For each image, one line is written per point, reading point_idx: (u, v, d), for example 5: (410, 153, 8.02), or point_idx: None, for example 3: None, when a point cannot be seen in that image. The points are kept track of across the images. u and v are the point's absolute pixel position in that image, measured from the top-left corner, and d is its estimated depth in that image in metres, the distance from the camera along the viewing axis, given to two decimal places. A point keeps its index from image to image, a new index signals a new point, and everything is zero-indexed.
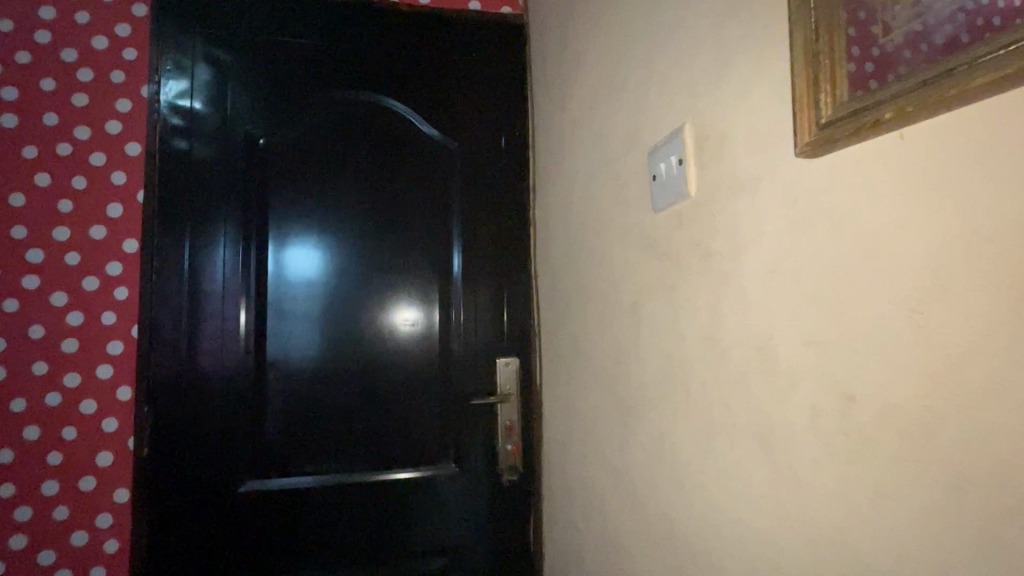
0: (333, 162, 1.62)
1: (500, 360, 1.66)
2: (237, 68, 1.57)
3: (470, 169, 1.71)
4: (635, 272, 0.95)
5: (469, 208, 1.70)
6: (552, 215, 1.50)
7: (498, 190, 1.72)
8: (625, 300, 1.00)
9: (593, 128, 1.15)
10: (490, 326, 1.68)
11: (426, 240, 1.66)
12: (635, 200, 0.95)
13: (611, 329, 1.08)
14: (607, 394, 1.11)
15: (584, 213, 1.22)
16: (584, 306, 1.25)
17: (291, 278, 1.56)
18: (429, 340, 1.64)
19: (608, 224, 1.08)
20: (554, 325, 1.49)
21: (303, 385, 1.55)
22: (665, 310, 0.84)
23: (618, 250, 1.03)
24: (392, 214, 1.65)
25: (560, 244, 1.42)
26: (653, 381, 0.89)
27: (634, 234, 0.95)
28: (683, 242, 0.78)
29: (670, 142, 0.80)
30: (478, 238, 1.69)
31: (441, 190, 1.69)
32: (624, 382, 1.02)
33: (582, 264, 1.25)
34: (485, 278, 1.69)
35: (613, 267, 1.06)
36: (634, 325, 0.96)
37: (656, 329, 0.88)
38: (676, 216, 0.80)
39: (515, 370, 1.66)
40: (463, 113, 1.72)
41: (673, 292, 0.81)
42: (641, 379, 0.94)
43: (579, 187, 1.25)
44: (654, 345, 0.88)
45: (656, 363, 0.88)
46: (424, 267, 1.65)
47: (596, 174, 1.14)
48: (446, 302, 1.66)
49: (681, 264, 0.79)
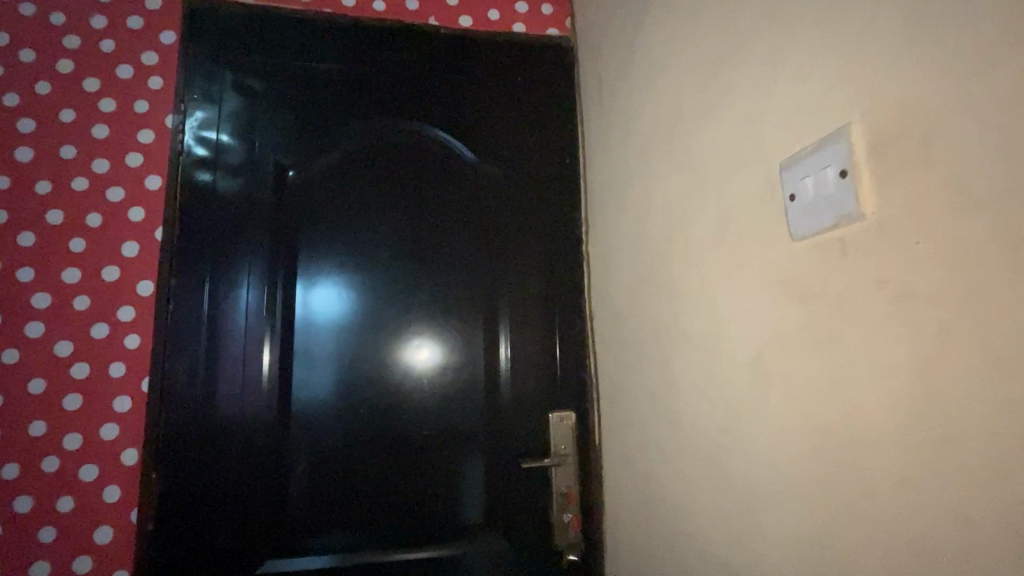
0: (367, 194, 1.48)
1: (553, 414, 1.45)
2: (267, 95, 1.46)
3: (516, 199, 1.55)
4: (759, 316, 0.76)
5: (515, 243, 1.53)
6: (613, 248, 1.32)
7: (547, 221, 1.55)
8: (740, 350, 0.80)
9: (680, 145, 0.98)
10: (541, 373, 1.48)
11: (468, 279, 1.49)
12: (755, 226, 0.76)
13: (716, 384, 0.88)
14: (709, 468, 0.89)
15: (668, 244, 1.04)
16: (667, 355, 1.05)
17: (320, 323, 1.40)
18: (472, 391, 1.44)
19: (708, 255, 0.89)
20: (619, 377, 1.29)
21: (331, 444, 1.35)
22: (818, 366, 0.64)
23: (726, 287, 0.84)
24: (429, 250, 1.48)
25: (627, 280, 1.24)
26: (795, 458, 0.69)
27: (755, 268, 0.76)
28: (853, 277, 0.59)
29: (823, 150, 0.62)
30: (526, 275, 1.52)
31: (484, 222, 1.53)
32: (741, 453, 0.80)
33: (664, 303, 1.06)
34: (535, 319, 1.50)
35: (718, 308, 0.86)
36: (759, 381, 0.76)
37: (801, 390, 0.67)
38: (838, 244, 0.61)
39: (572, 427, 1.44)
40: (508, 140, 1.58)
41: (837, 344, 0.62)
42: (772, 453, 0.73)
43: (659, 215, 1.07)
44: (799, 411, 0.68)
45: (802, 435, 0.67)
46: (465, 308, 1.48)
47: (686, 197, 0.96)
48: (492, 347, 1.47)
49: (851, 308, 0.60)
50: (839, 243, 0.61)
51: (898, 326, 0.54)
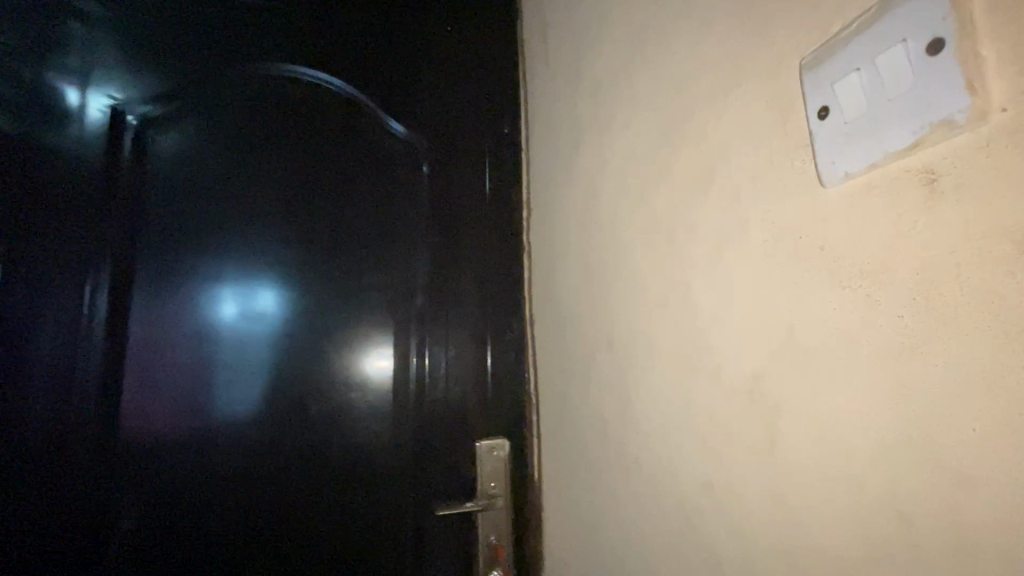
0: (244, 153, 1.13)
1: (482, 444, 1.12)
2: (107, 22, 1.11)
3: (441, 168, 1.21)
4: (761, 313, 0.48)
5: (438, 223, 1.19)
6: (559, 228, 1.04)
7: (480, 196, 1.22)
8: (730, 366, 0.53)
9: (648, 78, 0.71)
10: (468, 390, 1.15)
11: (372, 272, 1.14)
12: (755, 173, 0.49)
13: (693, 414, 0.60)
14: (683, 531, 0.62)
15: (631, 218, 0.75)
16: (627, 367, 0.76)
17: (172, 321, 1.04)
18: (376, 418, 1.09)
19: (687, 227, 0.61)
20: (564, 394, 1.00)
21: (178, 485, 1.00)
22: (871, 395, 0.38)
23: (714, 273, 0.56)
24: (320, 234, 1.13)
25: (576, 268, 0.95)
26: (824, 544, 0.42)
27: (756, 238, 0.49)
28: (945, 237, 0.33)
29: (885, 20, 0.35)
30: (453, 264, 1.18)
31: (397, 198, 1.17)
32: (730, 520, 0.53)
33: (623, 300, 0.78)
34: (462, 320, 1.17)
35: (700, 303, 0.59)
36: (763, 413, 0.49)
37: (837, 433, 0.40)
38: (916, 179, 0.34)
39: (506, 460, 1.12)
40: (434, 89, 1.24)
41: (912, 358, 0.35)
42: (782, 527, 0.46)
43: (619, 177, 0.79)
44: (832, 468, 0.41)
45: (839, 508, 0.40)
46: (368, 309, 1.12)
47: (655, 150, 0.69)
48: (404, 357, 1.12)
49: (941, 294, 0.33)
50: (916, 177, 0.34)
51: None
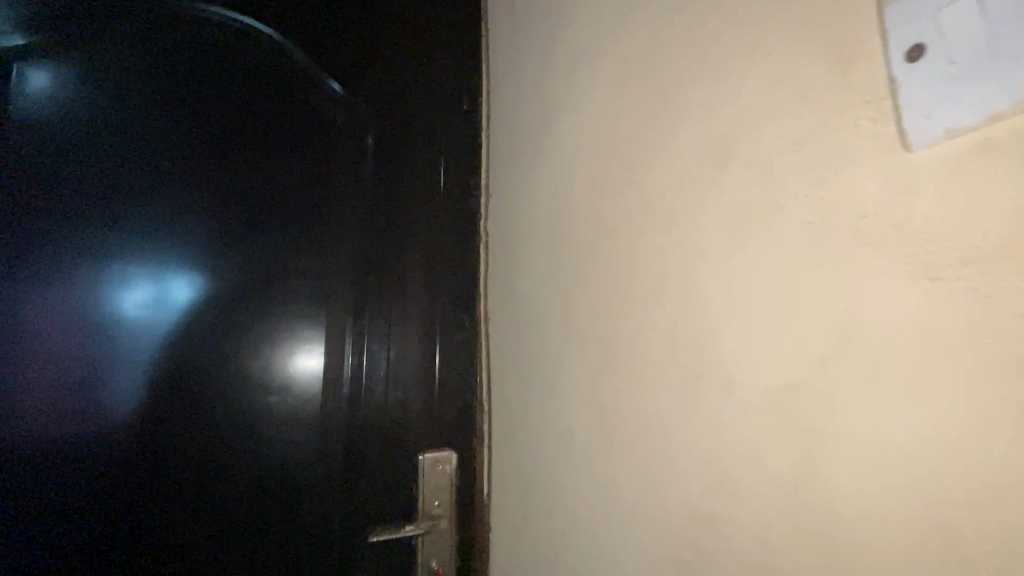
0: (135, 96, 0.89)
1: (424, 457, 0.95)
2: None
3: (387, 134, 1.04)
4: (813, 311, 0.38)
5: (382, 198, 1.01)
6: (522, 209, 0.89)
7: (433, 170, 1.05)
8: (758, 375, 0.43)
9: (645, 26, 0.59)
10: (411, 395, 0.97)
11: (296, 254, 0.93)
12: (819, 124, 0.38)
13: (695, 433, 0.49)
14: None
15: (614, 194, 0.63)
16: (604, 373, 0.64)
17: (21, 308, 0.79)
18: (292, 433, 0.89)
19: (696, 202, 0.50)
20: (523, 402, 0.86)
21: (21, 521, 0.76)
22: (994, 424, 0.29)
23: (738, 258, 0.45)
24: (230, 204, 0.91)
25: (541, 255, 0.81)
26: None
27: (804, 214, 0.39)
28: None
29: None
30: (398, 248, 1.00)
31: (330, 167, 0.98)
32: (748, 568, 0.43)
33: (598, 292, 0.65)
34: (406, 313, 0.99)
35: (716, 296, 0.47)
36: (807, 436, 0.39)
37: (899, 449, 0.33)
38: None
39: (452, 476, 0.96)
40: (380, 42, 1.06)
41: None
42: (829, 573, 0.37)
43: (604, 145, 0.66)
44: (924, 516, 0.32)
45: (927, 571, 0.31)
46: (288, 300, 0.91)
47: (651, 112, 0.57)
48: (335, 354, 0.93)
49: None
50: None
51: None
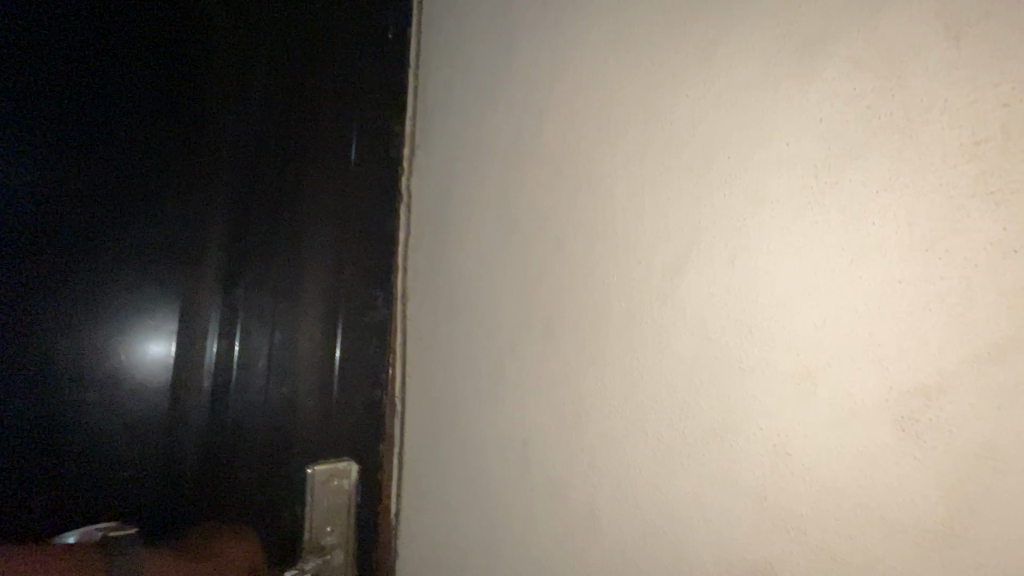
0: None
1: (313, 471, 0.65)
2: None
3: (282, 24, 0.70)
4: (985, 271, 0.26)
5: (272, 120, 0.68)
6: (484, 127, 0.60)
7: (350, 75, 0.73)
8: (857, 364, 0.30)
9: None
10: (304, 395, 0.67)
11: (136, 211, 0.63)
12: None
13: (748, 453, 0.34)
14: None
15: (615, 119, 0.45)
16: (597, 365, 0.45)
17: None
18: (111, 473, 0.59)
19: (767, 120, 0.35)
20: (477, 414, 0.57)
21: None
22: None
23: (846, 198, 0.31)
24: (31, 138, 0.60)
25: (519, 195, 0.54)
26: None
27: (963, 130, 0.27)
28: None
29: None
30: (292, 187, 0.69)
31: (191, 80, 0.66)
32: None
33: (577, 255, 0.48)
34: (301, 277, 0.68)
35: (799, 255, 0.33)
36: (968, 455, 0.26)
37: None
38: None
39: (353, 496, 0.67)
40: None
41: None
42: None
43: (639, 36, 0.44)
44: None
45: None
46: (120, 279, 0.61)
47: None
48: (186, 344, 0.63)
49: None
50: None
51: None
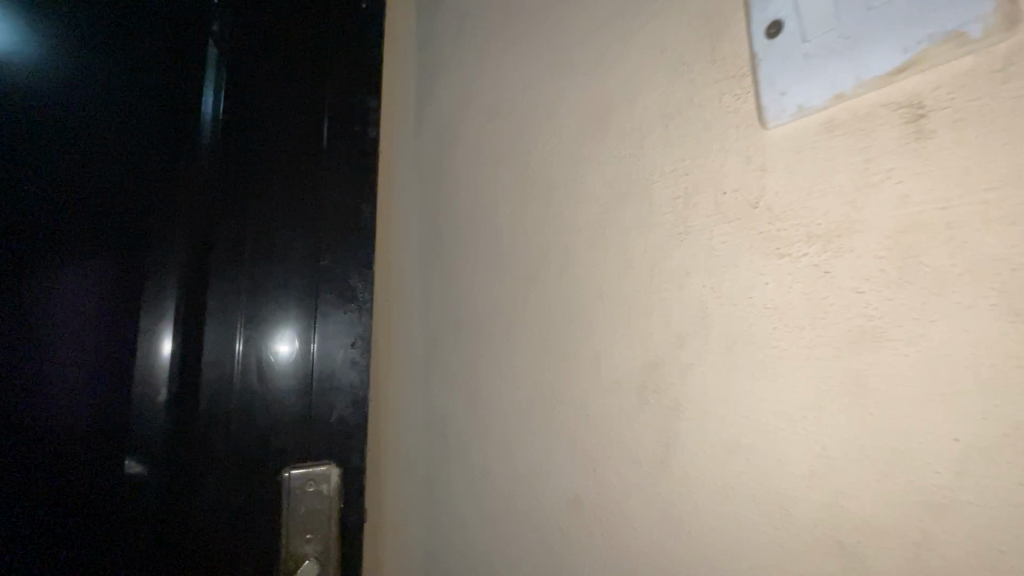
0: None
1: (293, 476, 0.60)
2: None
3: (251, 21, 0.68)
4: (678, 285, 0.37)
5: (231, 125, 0.64)
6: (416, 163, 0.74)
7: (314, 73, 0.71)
8: (621, 349, 0.42)
9: None
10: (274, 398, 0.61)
11: (80, 224, 0.53)
12: (703, 100, 0.37)
13: (566, 415, 0.47)
14: (576, 555, 0.45)
15: (486, 167, 0.60)
16: (485, 352, 0.58)
17: None
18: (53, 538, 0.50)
19: (563, 177, 0.49)
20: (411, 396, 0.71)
21: None
22: (852, 398, 0.27)
23: (603, 236, 0.44)
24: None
25: (438, 219, 0.68)
26: (732, 558, 0.33)
27: (669, 188, 0.39)
28: (967, 177, 0.24)
29: None
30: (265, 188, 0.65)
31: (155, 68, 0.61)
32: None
33: (473, 267, 0.61)
34: (278, 273, 0.64)
35: (584, 277, 0.46)
36: (661, 414, 0.38)
37: (741, 425, 0.33)
38: (894, 115, 0.27)
39: (336, 502, 0.61)
40: None
41: (917, 348, 0.25)
42: (678, 543, 0.36)
43: (507, 99, 0.57)
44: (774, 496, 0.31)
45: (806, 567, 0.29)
46: (73, 303, 0.52)
47: (533, 77, 0.54)
48: (132, 371, 0.55)
49: (992, 260, 0.23)
50: (896, 113, 0.26)
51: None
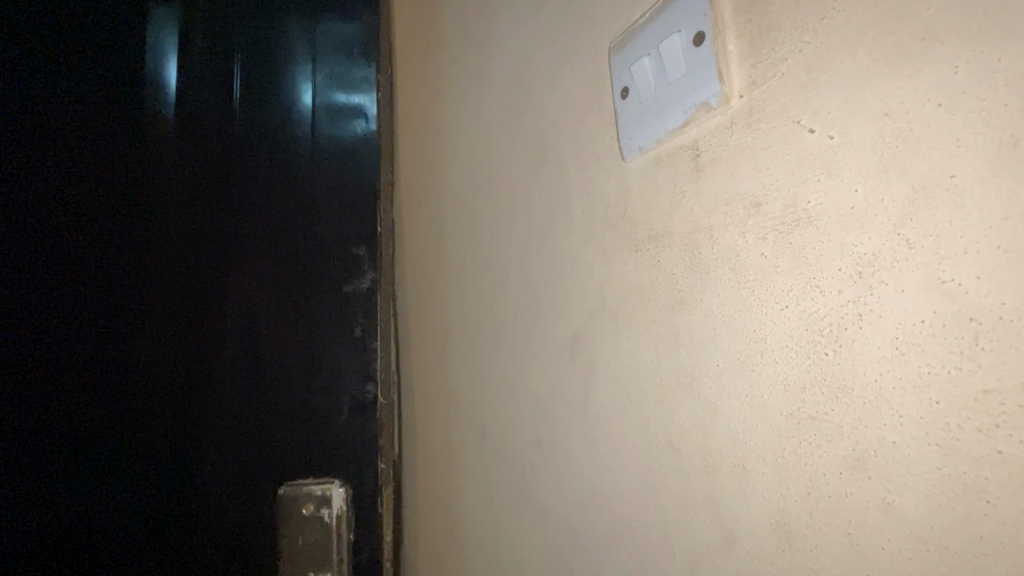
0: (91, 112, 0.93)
1: (290, 490, 0.81)
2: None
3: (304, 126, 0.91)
4: (586, 274, 0.52)
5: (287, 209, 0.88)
6: (433, 186, 0.92)
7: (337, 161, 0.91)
8: (557, 323, 0.57)
9: (512, 26, 0.66)
10: (319, 404, 0.84)
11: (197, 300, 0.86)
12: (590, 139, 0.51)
13: (531, 377, 0.62)
14: (539, 478, 0.60)
15: (472, 196, 0.78)
16: (482, 333, 0.75)
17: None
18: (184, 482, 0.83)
19: (510, 203, 0.66)
20: (438, 371, 0.90)
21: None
22: (671, 344, 0.41)
23: (541, 243, 0.60)
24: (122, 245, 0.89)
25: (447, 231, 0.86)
26: (619, 461, 0.47)
27: (579, 204, 0.53)
28: (719, 195, 0.37)
29: (655, 25, 0.41)
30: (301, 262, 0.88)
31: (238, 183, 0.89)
32: (582, 500, 0.52)
33: (471, 268, 0.77)
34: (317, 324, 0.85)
35: (527, 277, 0.63)
36: (580, 372, 0.53)
37: (622, 370, 0.47)
38: (686, 154, 0.40)
39: (341, 518, 0.81)
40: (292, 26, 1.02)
41: (698, 307, 0.38)
42: (593, 456, 0.51)
43: (485, 135, 0.73)
44: (640, 417, 0.44)
45: (661, 464, 0.42)
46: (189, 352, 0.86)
47: (499, 118, 0.69)
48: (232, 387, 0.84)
49: (731, 248, 0.36)
50: (686, 153, 0.39)
51: (825, 262, 0.30)
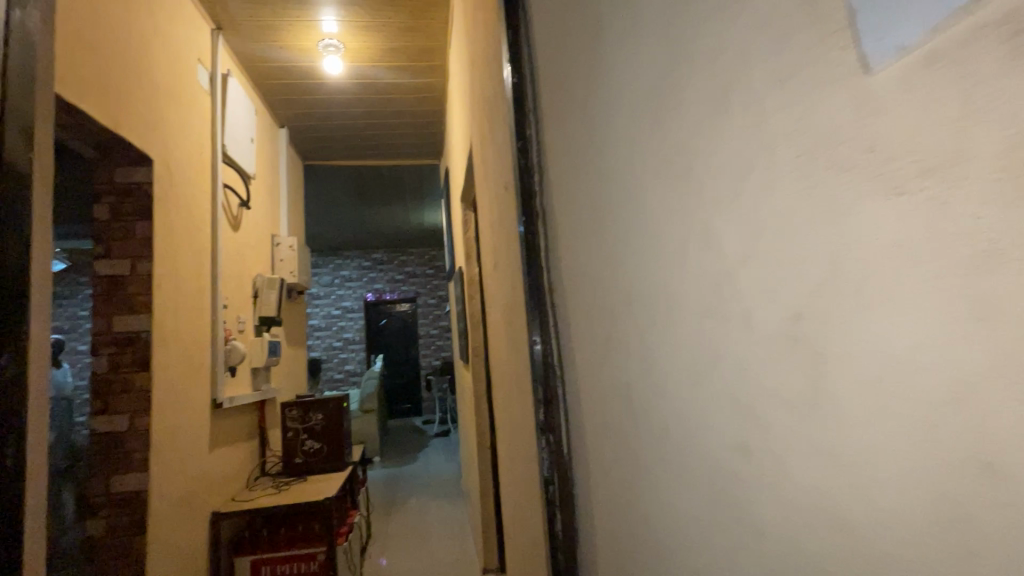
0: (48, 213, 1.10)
1: None
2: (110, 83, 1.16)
3: None
4: (806, 235, 0.40)
5: None
6: (586, 169, 0.86)
7: None
8: (765, 304, 0.45)
9: None
10: None
11: None
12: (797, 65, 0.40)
13: (727, 371, 0.52)
14: (744, 490, 0.50)
15: (632, 171, 0.70)
16: (655, 322, 0.66)
17: None
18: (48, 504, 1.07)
19: (685, 169, 0.57)
20: (606, 364, 0.84)
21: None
22: (975, 321, 0.28)
23: (731, 208, 0.49)
24: None
25: (607, 213, 0.79)
26: (878, 480, 0.35)
27: (789, 146, 0.41)
28: None
29: None
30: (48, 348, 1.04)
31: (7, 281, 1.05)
32: (811, 523, 0.41)
33: (640, 250, 0.69)
34: None
35: (709, 253, 0.53)
36: (804, 364, 0.41)
37: (876, 359, 0.34)
38: (992, 35, 0.27)
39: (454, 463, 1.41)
40: None
41: None
42: (828, 468, 0.39)
43: (645, 99, 0.65)
44: (914, 421, 0.32)
45: (962, 491, 0.29)
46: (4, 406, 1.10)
47: (663, 74, 0.60)
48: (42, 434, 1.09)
49: None
50: (994, 32, 0.26)
51: None
